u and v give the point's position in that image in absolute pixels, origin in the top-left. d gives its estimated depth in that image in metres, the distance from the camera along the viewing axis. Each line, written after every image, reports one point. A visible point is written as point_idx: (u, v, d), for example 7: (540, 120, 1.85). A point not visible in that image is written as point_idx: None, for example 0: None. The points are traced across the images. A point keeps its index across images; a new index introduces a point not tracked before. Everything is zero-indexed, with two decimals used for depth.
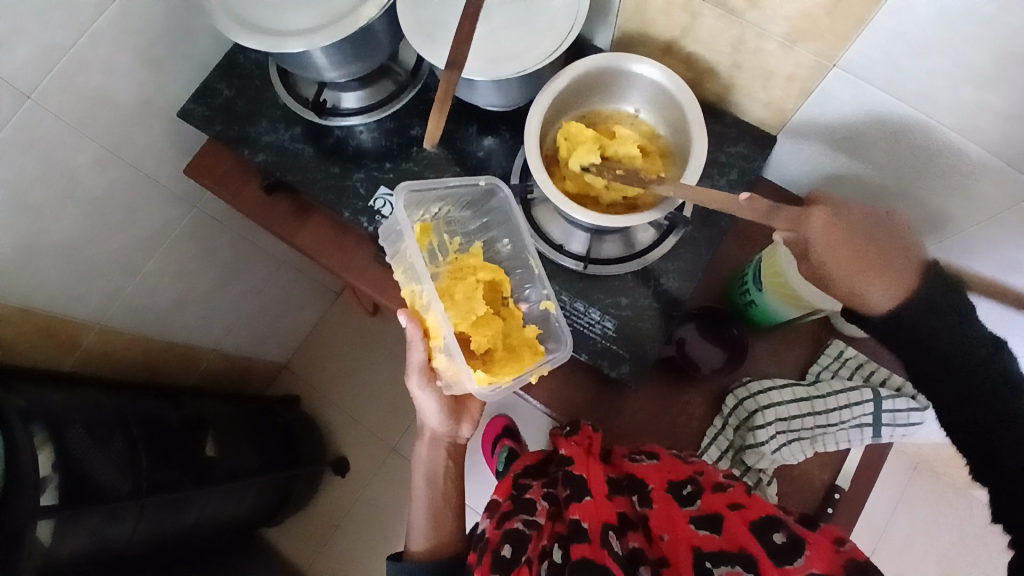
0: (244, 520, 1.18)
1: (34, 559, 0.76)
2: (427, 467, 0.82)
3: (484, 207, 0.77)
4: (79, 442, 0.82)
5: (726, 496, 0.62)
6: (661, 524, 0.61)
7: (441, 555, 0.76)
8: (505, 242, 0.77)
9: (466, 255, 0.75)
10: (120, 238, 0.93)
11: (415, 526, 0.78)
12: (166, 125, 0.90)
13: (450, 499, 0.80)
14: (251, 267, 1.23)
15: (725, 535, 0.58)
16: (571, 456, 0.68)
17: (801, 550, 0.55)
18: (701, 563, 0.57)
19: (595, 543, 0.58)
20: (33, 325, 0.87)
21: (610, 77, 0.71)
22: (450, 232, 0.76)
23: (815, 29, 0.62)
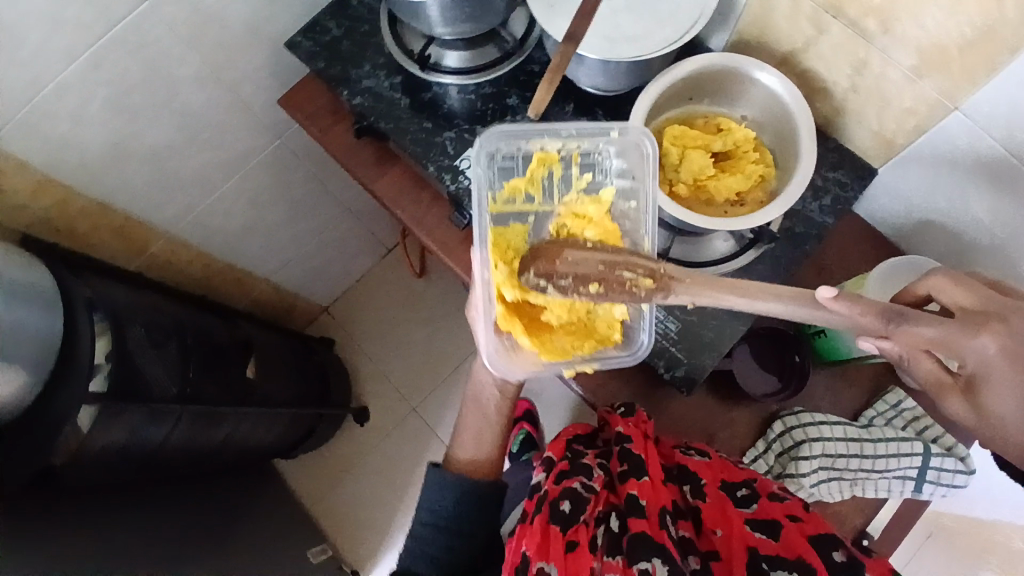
0: (266, 448, 1.21)
1: (70, 445, 0.78)
2: (473, 389, 0.83)
3: (625, 156, 0.66)
4: (136, 341, 0.85)
5: (783, 505, 0.61)
6: (714, 519, 0.62)
7: (475, 475, 0.81)
8: (629, 204, 0.67)
9: (590, 200, 0.66)
10: (206, 154, 0.96)
11: (461, 438, 0.84)
12: (269, 53, 0.91)
13: (494, 421, 0.83)
14: (316, 208, 1.26)
15: (782, 540, 0.57)
16: (630, 435, 0.66)
17: (859, 570, 0.54)
18: (756, 563, 0.57)
19: (653, 522, 0.60)
20: (109, 221, 0.91)
21: (726, 78, 0.70)
22: (583, 167, 0.67)
23: (945, 64, 0.61)
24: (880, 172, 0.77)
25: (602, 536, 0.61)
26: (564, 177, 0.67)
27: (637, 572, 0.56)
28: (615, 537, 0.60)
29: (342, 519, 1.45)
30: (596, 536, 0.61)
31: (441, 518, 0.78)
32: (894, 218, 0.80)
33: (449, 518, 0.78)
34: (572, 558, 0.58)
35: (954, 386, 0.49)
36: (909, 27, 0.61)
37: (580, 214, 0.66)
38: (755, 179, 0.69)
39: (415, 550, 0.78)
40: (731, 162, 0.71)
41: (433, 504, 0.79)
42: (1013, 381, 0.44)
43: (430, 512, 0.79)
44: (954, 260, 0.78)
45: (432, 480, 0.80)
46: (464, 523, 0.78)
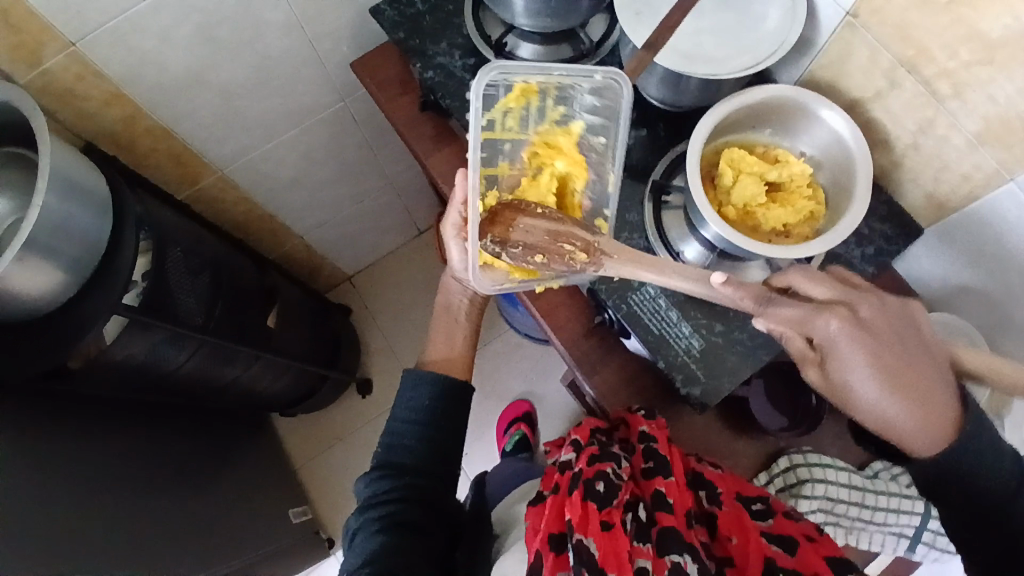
0: (269, 398, 1.22)
1: (91, 352, 0.81)
2: (448, 296, 0.83)
3: (607, 96, 0.69)
4: (175, 264, 0.88)
5: (798, 525, 0.57)
6: (731, 526, 0.57)
7: (448, 373, 0.78)
8: (601, 139, 0.72)
9: (560, 131, 0.73)
10: (272, 102, 0.98)
11: (434, 339, 0.82)
12: (352, 17, 0.94)
13: (466, 326, 0.82)
14: (362, 177, 1.28)
15: (799, 557, 0.54)
16: (656, 435, 0.64)
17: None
18: (772, 574, 0.53)
19: (681, 519, 0.56)
20: (167, 147, 0.94)
21: (792, 113, 0.71)
22: (556, 99, 0.71)
23: (1008, 137, 0.62)
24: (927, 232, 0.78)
25: (632, 523, 0.56)
26: (537, 109, 0.71)
27: (669, 564, 0.51)
28: (645, 526, 0.55)
29: (325, 484, 1.46)
30: (626, 521, 0.56)
31: (420, 413, 0.73)
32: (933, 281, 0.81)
33: (427, 415, 0.73)
34: (609, 537, 0.53)
35: (815, 359, 0.59)
36: (979, 96, 0.62)
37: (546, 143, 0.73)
38: (805, 215, 0.70)
39: (392, 443, 0.72)
40: (782, 194, 0.72)
41: (410, 402, 0.74)
42: (857, 352, 0.55)
43: (409, 408, 0.73)
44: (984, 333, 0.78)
45: (409, 381, 0.75)
46: (443, 417, 0.73)
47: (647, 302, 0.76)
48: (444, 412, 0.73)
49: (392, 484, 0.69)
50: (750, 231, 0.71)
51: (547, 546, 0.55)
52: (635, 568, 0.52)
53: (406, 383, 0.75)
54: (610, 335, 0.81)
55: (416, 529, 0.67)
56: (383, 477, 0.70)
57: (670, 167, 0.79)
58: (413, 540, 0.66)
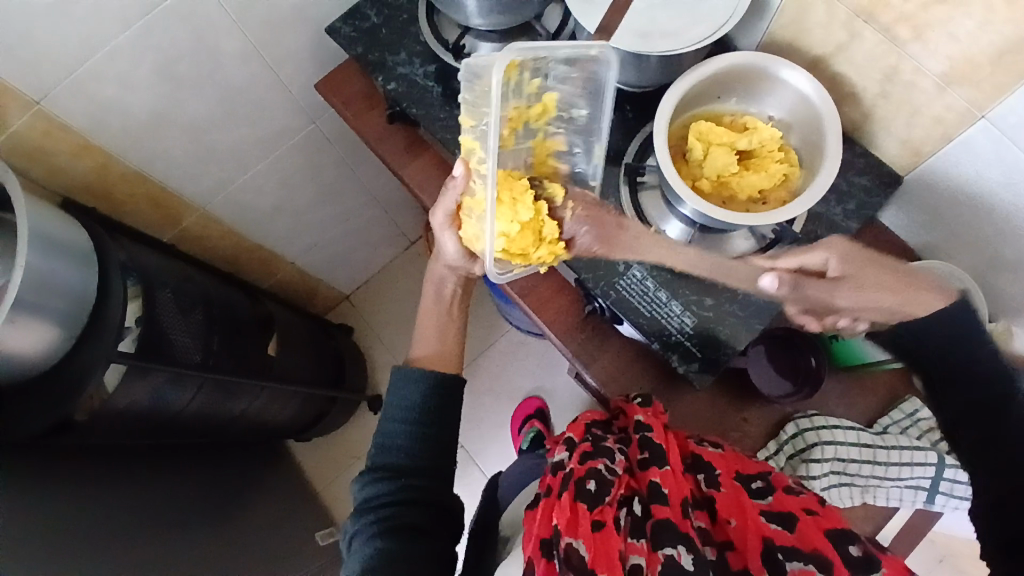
0: (280, 426, 1.23)
1: (94, 402, 0.81)
2: (436, 286, 0.81)
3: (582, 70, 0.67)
4: (165, 304, 0.89)
5: (798, 499, 0.56)
6: (728, 508, 0.56)
7: (442, 367, 0.77)
8: (582, 112, 0.71)
9: (534, 105, 0.67)
10: (242, 133, 0.99)
11: (422, 335, 0.80)
12: (310, 38, 0.94)
13: (454, 317, 0.82)
14: (344, 195, 1.28)
15: (799, 534, 0.52)
16: (651, 423, 0.63)
17: (877, 566, 0.48)
18: (772, 554, 0.51)
19: (676, 509, 0.55)
20: (144, 190, 0.94)
21: (754, 77, 0.70)
22: (533, 73, 0.64)
23: (975, 74, 0.61)
24: (907, 180, 0.77)
25: (626, 519, 0.56)
26: (518, 83, 0.63)
27: (662, 558, 0.51)
28: (639, 520, 0.55)
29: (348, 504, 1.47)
30: (619, 518, 0.56)
31: (412, 411, 0.73)
32: (920, 227, 0.80)
33: (419, 412, 0.73)
34: (599, 537, 0.53)
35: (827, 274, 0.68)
36: (940, 36, 0.61)
37: (524, 122, 0.68)
38: (779, 178, 0.69)
39: (386, 443, 0.72)
40: (753, 160, 0.71)
41: (402, 401, 0.74)
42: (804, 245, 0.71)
43: (400, 408, 0.73)
44: (979, 273, 0.78)
45: (400, 380, 0.75)
46: (434, 411, 0.73)
47: (634, 286, 0.76)
48: (435, 407, 0.73)
49: (391, 485, 0.69)
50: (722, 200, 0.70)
51: (541, 552, 0.55)
52: (628, 565, 0.52)
53: (395, 383, 0.75)
54: (603, 322, 0.81)
55: (413, 528, 0.67)
56: (379, 480, 0.70)
57: (642, 148, 0.79)
58: (412, 536, 0.66)
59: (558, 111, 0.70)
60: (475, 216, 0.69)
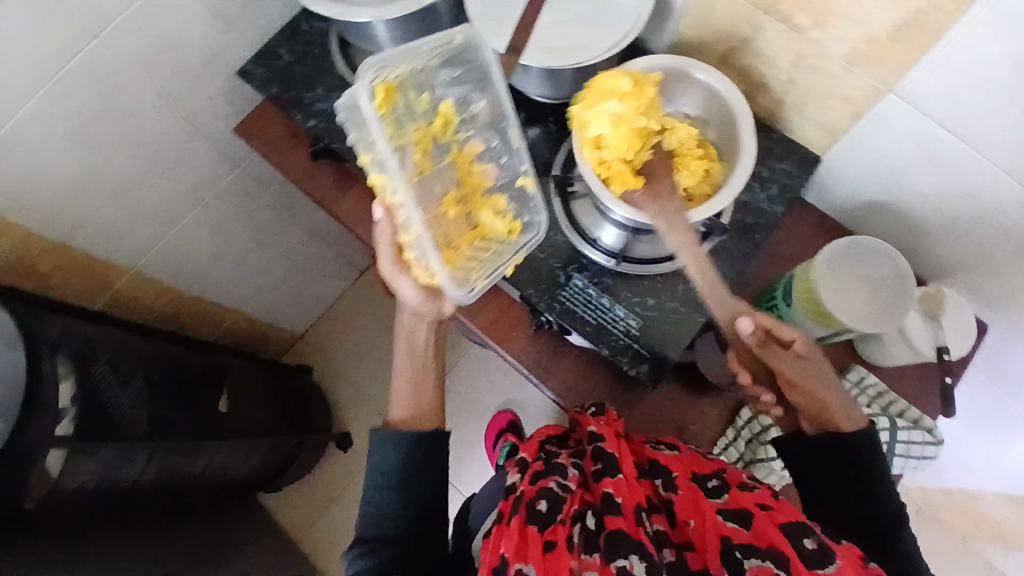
0: (246, 480, 1.19)
1: (41, 489, 0.77)
2: (406, 340, 0.73)
3: (461, 66, 0.64)
4: (103, 381, 0.84)
5: (751, 495, 0.57)
6: (687, 510, 0.56)
7: (422, 427, 0.72)
8: (479, 101, 0.67)
9: (433, 120, 0.66)
10: (166, 187, 0.96)
11: (397, 392, 0.74)
12: (224, 83, 0.92)
13: (429, 369, 0.75)
14: (283, 235, 1.26)
15: (755, 531, 0.53)
16: (603, 433, 0.64)
17: (832, 558, 0.50)
18: (730, 553, 0.52)
19: (630, 518, 0.55)
20: (70, 259, 0.90)
21: (665, 79, 0.72)
22: (415, 89, 0.63)
23: (877, 53, 0.63)
24: (825, 160, 0.80)
25: (579, 535, 0.55)
26: (405, 103, 0.63)
27: (616, 570, 0.50)
28: (593, 534, 0.54)
29: (330, 547, 1.43)
30: (572, 534, 0.55)
31: (390, 475, 0.69)
32: (844, 203, 0.83)
33: (399, 474, 0.69)
34: (551, 558, 0.53)
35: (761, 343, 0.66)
36: (839, 20, 0.62)
37: (430, 139, 0.66)
38: (701, 174, 0.70)
39: (371, 512, 0.69)
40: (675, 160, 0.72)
41: (380, 466, 0.70)
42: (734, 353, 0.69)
43: (379, 474, 0.70)
44: (905, 238, 0.81)
45: (377, 442, 0.71)
46: (416, 471, 0.70)
47: (578, 295, 0.76)
48: (414, 468, 0.69)
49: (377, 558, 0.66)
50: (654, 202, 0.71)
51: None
52: None
53: (373, 448, 0.71)
54: (554, 335, 0.82)
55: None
56: (365, 552, 0.67)
57: (569, 158, 0.79)
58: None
59: (460, 116, 0.68)
60: (422, 248, 0.63)
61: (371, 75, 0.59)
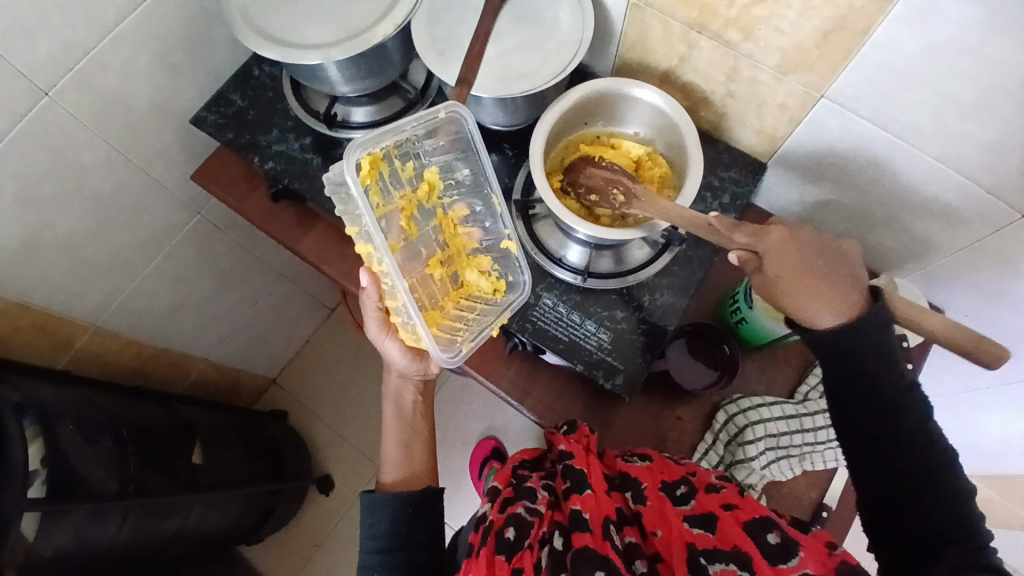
0: (224, 534, 1.15)
1: (16, 556, 0.75)
2: (395, 402, 0.79)
3: (447, 135, 0.68)
4: (69, 439, 0.82)
5: (717, 498, 0.58)
6: (653, 520, 0.57)
7: (412, 487, 0.73)
8: (465, 170, 0.72)
9: (419, 186, 0.70)
10: (124, 239, 0.94)
11: (388, 458, 0.76)
12: (178, 132, 0.92)
13: (420, 430, 0.78)
14: (248, 279, 1.25)
15: (720, 534, 0.54)
16: (572, 450, 0.64)
17: (794, 550, 0.51)
18: (696, 559, 0.53)
19: (596, 534, 0.55)
20: (28, 320, 0.87)
21: (611, 100, 0.75)
22: (402, 157, 0.67)
23: (805, 61, 0.66)
24: (771, 165, 0.83)
25: (547, 557, 0.55)
26: (392, 172, 0.67)
27: None
28: (559, 556, 0.55)
29: None
30: (539, 559, 0.55)
31: (382, 539, 0.69)
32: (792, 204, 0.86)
33: (391, 539, 0.69)
34: None
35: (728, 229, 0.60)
36: (767, 32, 0.66)
37: (416, 205, 0.71)
38: (657, 183, 0.75)
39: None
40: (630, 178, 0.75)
41: (371, 531, 0.70)
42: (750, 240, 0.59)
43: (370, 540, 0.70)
44: (852, 233, 0.85)
45: (368, 508, 0.71)
46: (408, 535, 0.69)
47: (549, 314, 0.77)
48: (407, 529, 0.69)
49: None
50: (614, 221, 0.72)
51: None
52: None
53: (365, 511, 0.71)
54: (528, 354, 0.82)
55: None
56: None
57: (527, 182, 0.81)
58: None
59: (445, 181, 0.72)
60: (406, 315, 0.67)
61: (359, 152, 0.61)
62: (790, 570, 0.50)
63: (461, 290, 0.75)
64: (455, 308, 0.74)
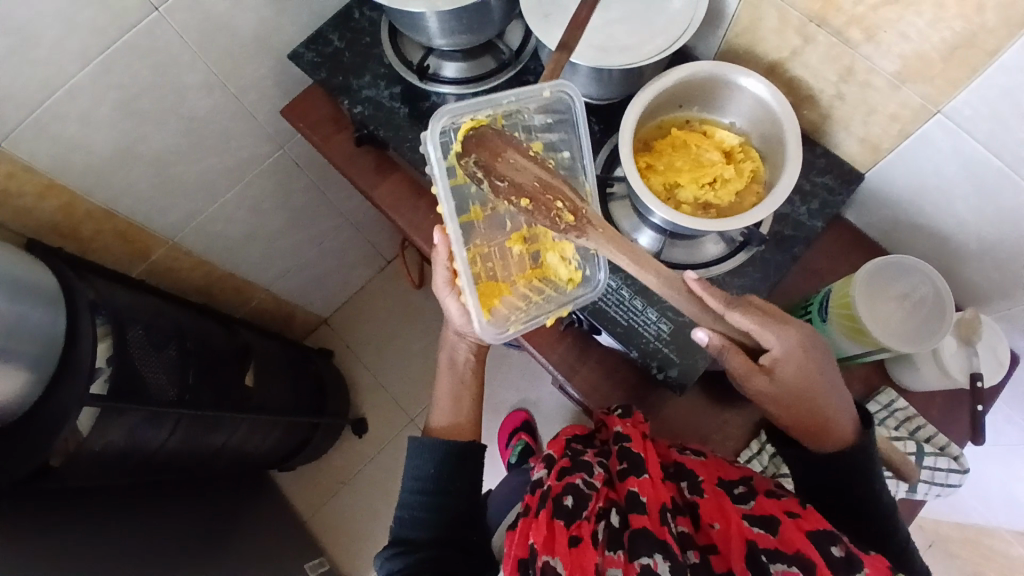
0: (262, 458, 1.21)
1: (69, 447, 0.77)
2: (448, 355, 0.81)
3: (555, 109, 0.68)
4: (138, 342, 0.86)
5: (779, 502, 0.58)
6: (711, 513, 0.57)
7: (457, 437, 0.78)
8: (564, 153, 0.70)
9: None
10: (210, 162, 0.98)
11: (438, 404, 0.80)
12: (274, 65, 0.94)
13: (468, 385, 0.80)
14: (317, 219, 1.28)
15: (781, 536, 0.54)
16: (630, 433, 0.63)
17: (858, 565, 0.51)
18: (755, 557, 0.53)
19: (654, 517, 0.56)
20: (111, 226, 0.93)
21: (713, 86, 0.72)
22: (508, 126, 0.68)
23: (926, 71, 0.62)
24: (868, 178, 0.79)
25: (603, 532, 0.56)
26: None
27: (638, 568, 0.52)
28: (617, 532, 0.56)
29: (338, 531, 1.45)
30: (596, 531, 0.57)
31: (425, 481, 0.73)
32: (883, 223, 0.82)
33: (432, 483, 0.73)
34: (577, 552, 0.54)
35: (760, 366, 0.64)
36: (891, 35, 0.62)
37: None
38: (749, 175, 0.72)
39: (405, 516, 0.73)
40: (718, 164, 0.72)
41: (416, 470, 0.74)
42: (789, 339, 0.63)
43: (413, 479, 0.74)
44: (941, 262, 0.80)
45: (413, 450, 0.75)
46: (451, 482, 0.73)
47: (611, 296, 0.76)
48: (450, 476, 0.74)
49: (407, 560, 0.69)
50: (696, 209, 0.71)
51: (519, 571, 0.56)
52: None
53: (410, 453, 0.75)
54: (582, 332, 0.82)
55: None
56: (398, 554, 0.70)
57: (609, 159, 0.80)
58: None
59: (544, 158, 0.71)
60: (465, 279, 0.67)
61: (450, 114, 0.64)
62: None
63: (538, 270, 0.73)
64: (525, 287, 0.72)
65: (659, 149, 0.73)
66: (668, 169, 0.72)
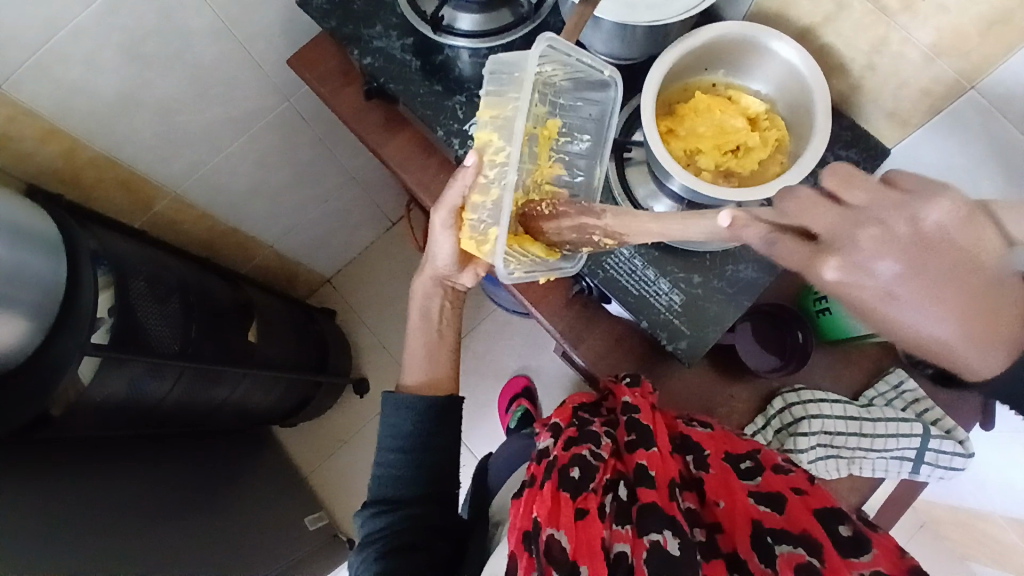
0: (265, 414, 1.21)
1: (69, 397, 0.76)
2: (423, 304, 0.79)
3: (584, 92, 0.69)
4: (141, 294, 0.84)
5: (786, 478, 0.58)
6: (717, 490, 0.58)
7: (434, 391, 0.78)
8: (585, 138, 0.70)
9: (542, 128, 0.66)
10: (214, 112, 0.95)
11: (413, 360, 0.79)
12: (281, 12, 0.90)
13: (447, 339, 0.81)
14: (322, 176, 1.25)
15: (788, 514, 0.54)
16: (639, 404, 0.64)
17: (867, 546, 0.50)
18: (762, 536, 0.53)
19: (663, 492, 0.56)
20: (112, 175, 0.91)
21: (743, 49, 0.69)
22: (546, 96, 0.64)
23: (963, 45, 0.59)
24: (893, 153, 0.77)
25: (611, 505, 0.57)
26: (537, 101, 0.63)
27: (647, 544, 0.52)
28: (626, 506, 0.56)
29: (337, 487, 1.47)
30: (604, 504, 0.57)
31: (403, 439, 0.73)
32: None
33: (415, 440, 0.73)
34: (583, 526, 0.54)
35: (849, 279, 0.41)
36: (930, 7, 0.59)
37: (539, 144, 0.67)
38: (773, 145, 0.69)
39: (382, 473, 0.73)
40: (742, 131, 0.69)
41: (394, 428, 0.74)
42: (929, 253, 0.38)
43: (393, 436, 0.74)
44: None
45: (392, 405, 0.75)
46: (434, 440, 0.74)
47: (622, 265, 0.74)
48: (427, 435, 0.73)
49: (389, 518, 0.70)
50: (716, 177, 0.68)
51: (523, 543, 0.56)
52: (613, 553, 0.53)
53: (387, 409, 0.74)
54: (591, 300, 0.80)
55: (418, 549, 0.69)
56: (382, 511, 0.71)
57: (630, 119, 0.77)
58: (416, 557, 0.68)
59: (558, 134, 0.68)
60: (483, 213, 0.66)
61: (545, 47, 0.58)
62: (861, 565, 0.49)
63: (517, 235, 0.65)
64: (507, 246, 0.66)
65: (682, 113, 0.70)
66: (690, 135, 0.69)
